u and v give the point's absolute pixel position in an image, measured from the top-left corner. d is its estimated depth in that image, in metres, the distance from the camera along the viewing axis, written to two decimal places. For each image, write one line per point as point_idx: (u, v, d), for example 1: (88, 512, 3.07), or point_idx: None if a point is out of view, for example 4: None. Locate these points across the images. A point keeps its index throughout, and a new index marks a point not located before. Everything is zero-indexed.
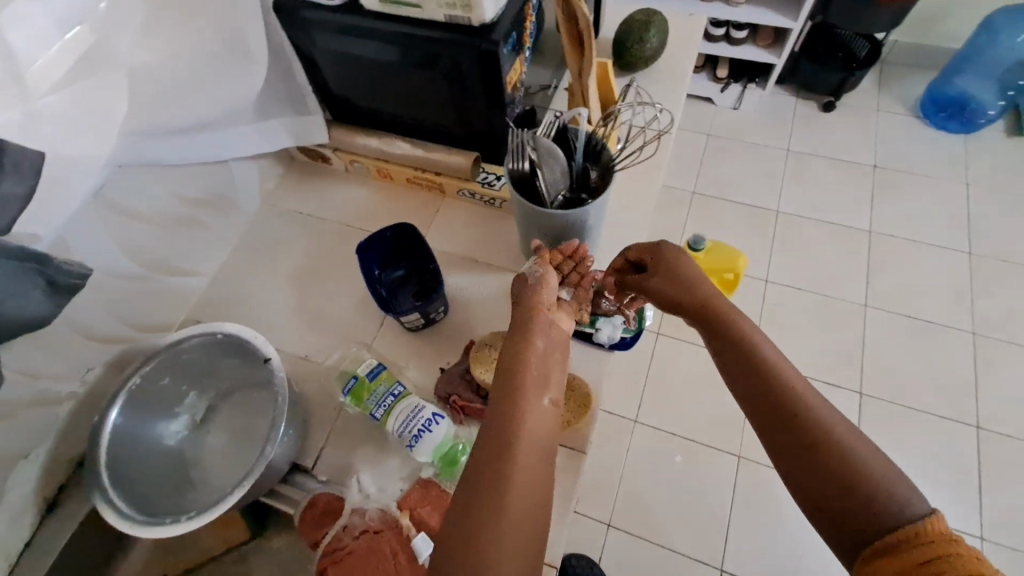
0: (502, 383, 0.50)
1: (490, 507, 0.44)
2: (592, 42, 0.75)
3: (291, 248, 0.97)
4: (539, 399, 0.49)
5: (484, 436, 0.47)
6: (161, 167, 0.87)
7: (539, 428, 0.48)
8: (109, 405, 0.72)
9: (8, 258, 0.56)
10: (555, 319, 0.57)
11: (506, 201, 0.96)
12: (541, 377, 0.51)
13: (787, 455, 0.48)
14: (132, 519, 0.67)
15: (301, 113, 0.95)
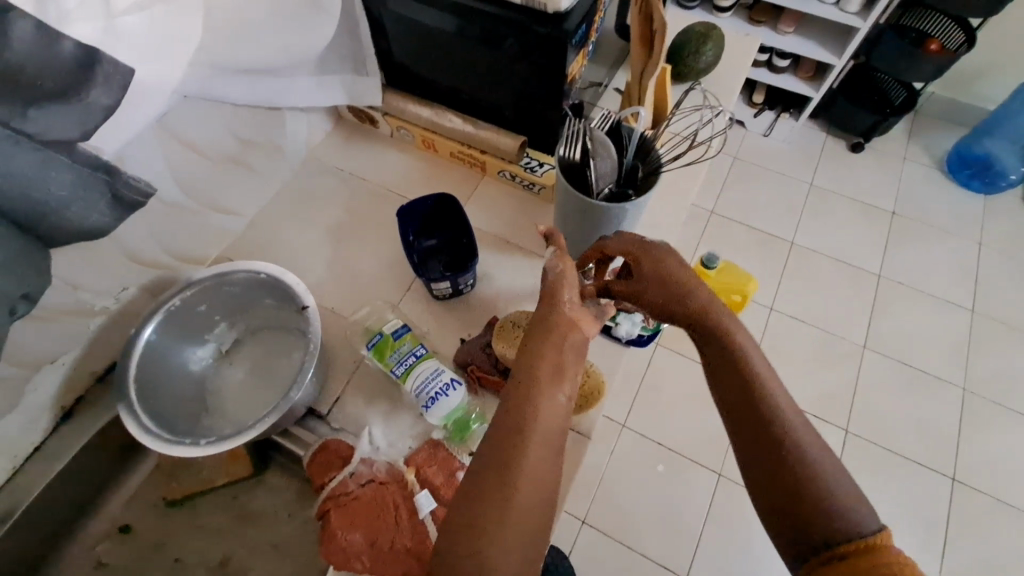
0: (518, 383, 0.53)
1: (491, 504, 0.47)
2: (660, 43, 0.78)
3: (327, 205, 1.00)
4: (552, 396, 0.52)
5: (493, 435, 0.50)
6: (216, 105, 0.85)
7: (549, 430, 0.51)
8: (145, 322, 0.75)
9: (79, 166, 0.57)
10: (578, 322, 0.59)
11: (545, 188, 0.98)
12: (555, 381, 0.54)
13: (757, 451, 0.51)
14: (153, 433, 0.69)
15: (359, 73, 0.97)
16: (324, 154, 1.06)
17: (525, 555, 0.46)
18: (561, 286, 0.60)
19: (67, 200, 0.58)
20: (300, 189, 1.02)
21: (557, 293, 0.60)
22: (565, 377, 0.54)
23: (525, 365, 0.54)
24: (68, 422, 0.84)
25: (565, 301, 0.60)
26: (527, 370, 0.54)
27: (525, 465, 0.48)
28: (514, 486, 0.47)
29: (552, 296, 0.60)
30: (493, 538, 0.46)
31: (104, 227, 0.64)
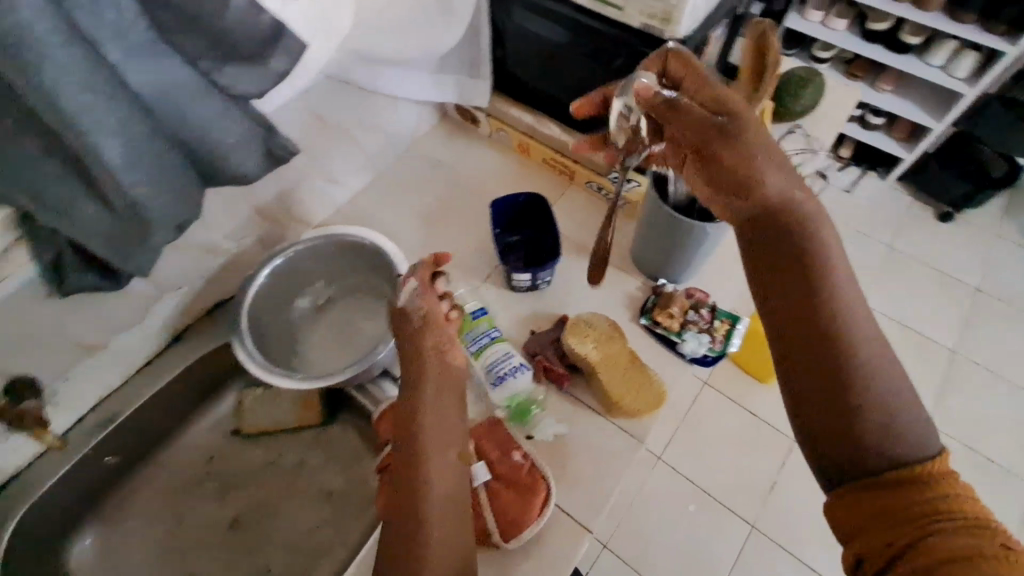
0: (397, 416, 0.57)
1: (407, 522, 0.50)
2: (773, 70, 0.79)
3: (424, 192, 1.09)
4: (444, 452, 0.54)
5: (399, 467, 0.54)
6: (353, 87, 0.94)
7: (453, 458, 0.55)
8: (262, 265, 0.84)
9: (249, 117, 0.65)
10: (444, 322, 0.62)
11: (629, 203, 1.02)
12: (401, 413, 0.57)
13: (809, 346, 0.46)
14: (256, 360, 0.78)
15: (472, 75, 1.06)
16: (427, 145, 1.15)
17: (454, 551, 0.49)
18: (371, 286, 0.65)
19: (228, 146, 0.64)
20: (396, 178, 1.11)
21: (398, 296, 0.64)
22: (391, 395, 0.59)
23: (406, 419, 0.56)
24: (177, 343, 0.93)
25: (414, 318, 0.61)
26: (409, 422, 0.56)
27: (432, 520, 0.50)
28: (425, 504, 0.51)
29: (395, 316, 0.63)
30: (421, 546, 0.49)
31: (253, 177, 0.70)
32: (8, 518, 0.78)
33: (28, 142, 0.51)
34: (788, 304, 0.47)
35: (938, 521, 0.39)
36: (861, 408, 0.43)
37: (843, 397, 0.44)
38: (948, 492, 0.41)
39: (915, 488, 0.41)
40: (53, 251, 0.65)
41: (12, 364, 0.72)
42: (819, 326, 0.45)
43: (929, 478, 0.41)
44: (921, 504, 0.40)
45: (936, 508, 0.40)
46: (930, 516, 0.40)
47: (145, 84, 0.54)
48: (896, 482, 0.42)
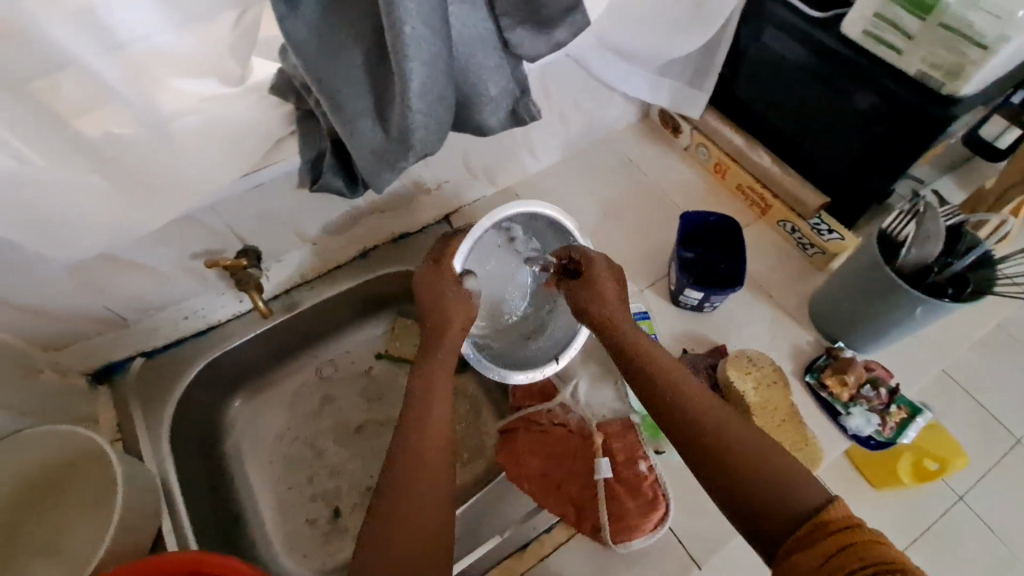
0: (416, 389, 0.67)
1: (405, 473, 0.60)
2: None
3: (609, 185, 1.10)
4: (436, 411, 0.65)
5: (406, 433, 0.63)
6: (580, 70, 0.96)
7: (443, 427, 0.65)
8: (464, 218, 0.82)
9: (513, 77, 0.70)
10: (450, 319, 0.72)
11: (823, 254, 0.96)
12: (428, 372, 0.68)
13: (717, 467, 0.57)
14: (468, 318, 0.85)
15: (692, 84, 1.02)
16: (622, 140, 1.15)
17: (428, 525, 0.59)
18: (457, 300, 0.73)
19: (489, 98, 0.69)
20: (583, 163, 1.13)
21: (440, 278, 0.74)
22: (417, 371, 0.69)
23: (412, 412, 0.65)
24: (362, 258, 1.03)
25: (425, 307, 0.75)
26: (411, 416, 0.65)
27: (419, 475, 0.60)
28: (417, 467, 0.61)
29: (430, 277, 0.76)
30: (403, 504, 0.59)
31: (491, 131, 0.74)
32: (202, 359, 0.92)
33: (353, 56, 0.59)
34: (701, 444, 0.59)
35: (853, 557, 0.43)
36: (751, 477, 0.54)
37: (725, 465, 0.56)
38: (853, 531, 0.46)
39: (818, 529, 0.48)
40: (314, 151, 0.75)
41: (249, 233, 0.85)
42: (704, 436, 0.59)
43: (835, 524, 0.47)
44: (840, 545, 0.45)
45: (854, 550, 0.43)
46: (845, 555, 0.43)
47: (456, 27, 0.60)
48: (817, 534, 0.47)
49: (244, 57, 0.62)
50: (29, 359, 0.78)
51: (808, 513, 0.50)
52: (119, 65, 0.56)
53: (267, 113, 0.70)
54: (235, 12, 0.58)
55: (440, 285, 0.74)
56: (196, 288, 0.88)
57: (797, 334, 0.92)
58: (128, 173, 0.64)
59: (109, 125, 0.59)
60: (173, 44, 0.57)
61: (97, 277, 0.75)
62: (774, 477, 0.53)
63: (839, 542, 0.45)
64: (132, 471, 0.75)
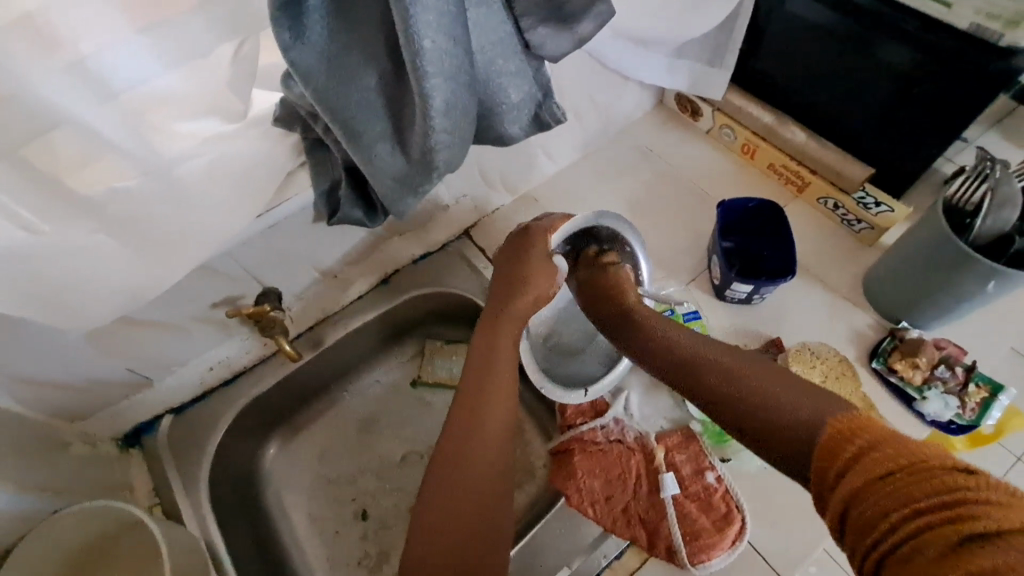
0: (471, 376, 0.65)
1: (461, 461, 0.58)
2: None
3: (632, 179, 1.05)
4: (488, 413, 0.62)
5: (462, 417, 0.61)
6: (593, 62, 0.90)
7: (500, 412, 0.62)
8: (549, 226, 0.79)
9: (534, 81, 0.65)
10: (523, 288, 0.73)
11: (872, 229, 0.90)
12: (483, 358, 0.67)
13: (745, 416, 0.51)
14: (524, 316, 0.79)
15: (712, 64, 0.95)
16: (639, 129, 1.10)
17: (471, 525, 0.55)
18: (538, 273, 0.74)
19: (512, 106, 0.63)
20: (603, 157, 1.07)
21: (528, 247, 0.76)
22: (471, 357, 0.68)
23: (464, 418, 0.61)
24: (385, 285, 0.97)
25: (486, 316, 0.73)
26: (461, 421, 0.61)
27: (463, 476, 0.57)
28: (468, 450, 0.59)
29: (517, 249, 0.77)
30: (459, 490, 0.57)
31: (514, 141, 0.69)
32: (232, 409, 0.88)
33: (367, 79, 0.54)
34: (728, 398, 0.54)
35: (884, 486, 0.37)
36: (776, 415, 0.48)
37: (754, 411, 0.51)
38: (876, 444, 0.40)
39: (859, 453, 0.40)
40: (329, 181, 0.70)
41: (268, 274, 0.80)
42: (727, 391, 0.54)
43: (854, 438, 0.41)
44: (863, 467, 0.39)
45: (880, 469, 0.38)
46: (876, 484, 0.37)
47: (475, 34, 0.55)
48: (843, 463, 0.40)
49: (246, 93, 0.58)
50: (55, 432, 0.76)
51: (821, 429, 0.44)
52: (115, 116, 0.51)
53: (275, 147, 0.66)
54: (232, 44, 0.54)
55: (523, 257, 0.76)
56: (219, 337, 0.83)
57: (854, 318, 0.87)
58: (139, 231, 0.59)
59: (110, 181, 0.54)
60: (170, 87, 0.53)
61: (117, 340, 0.71)
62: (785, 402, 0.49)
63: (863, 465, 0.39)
64: (177, 539, 0.71)
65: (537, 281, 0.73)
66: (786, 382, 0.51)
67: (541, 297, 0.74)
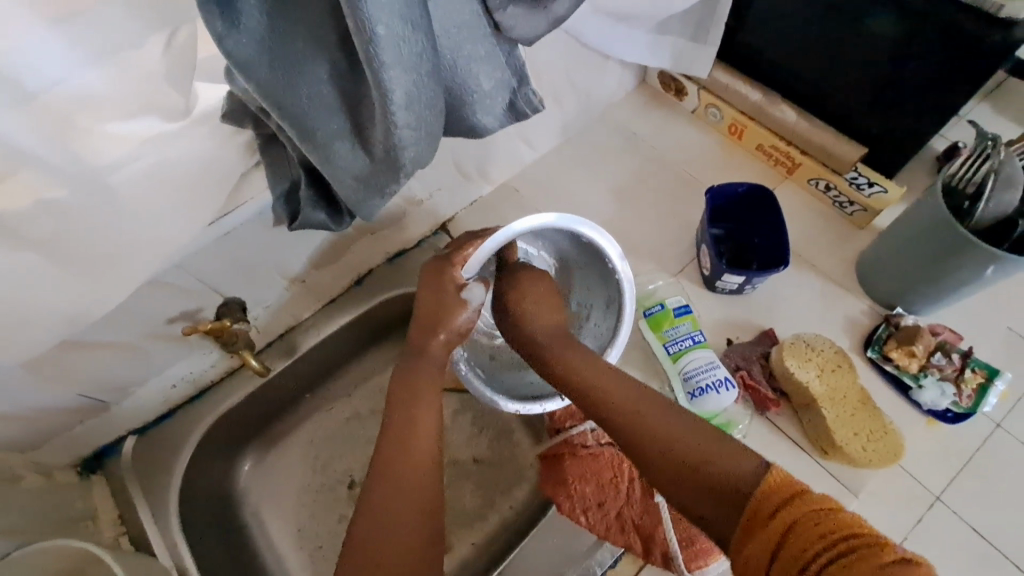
0: (393, 419, 0.60)
1: (379, 523, 0.53)
2: None
3: (616, 164, 1.00)
4: (414, 454, 0.57)
5: (378, 471, 0.56)
6: (570, 42, 0.84)
7: (420, 463, 0.57)
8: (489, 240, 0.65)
9: (507, 66, 0.59)
10: (436, 332, 0.65)
11: (865, 210, 0.87)
12: (405, 404, 0.60)
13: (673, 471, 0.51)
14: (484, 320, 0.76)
15: (697, 40, 0.90)
16: (621, 111, 1.04)
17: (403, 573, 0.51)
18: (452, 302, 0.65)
19: (483, 94, 0.57)
20: (585, 142, 1.02)
21: (442, 285, 0.66)
22: (392, 398, 0.62)
23: (381, 464, 0.57)
24: (359, 286, 0.93)
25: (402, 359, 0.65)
26: (380, 468, 0.57)
27: (390, 528, 0.53)
28: (393, 500, 0.55)
29: (430, 281, 0.67)
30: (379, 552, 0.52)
31: (488, 133, 0.63)
32: (201, 427, 0.82)
33: (317, 70, 0.48)
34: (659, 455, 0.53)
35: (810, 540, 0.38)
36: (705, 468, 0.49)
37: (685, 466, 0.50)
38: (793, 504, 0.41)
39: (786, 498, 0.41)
40: (287, 182, 0.64)
41: (228, 283, 0.74)
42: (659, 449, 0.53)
43: (782, 492, 0.42)
44: (780, 529, 0.40)
45: (796, 534, 0.39)
46: (792, 545, 0.38)
47: (437, 15, 0.49)
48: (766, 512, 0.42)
49: (182, 82, 0.51)
50: (6, 465, 0.70)
51: (745, 495, 0.45)
52: (30, 121, 0.45)
53: (226, 146, 0.58)
54: (162, 35, 0.48)
55: (437, 293, 0.66)
56: (180, 353, 0.78)
57: (849, 304, 0.84)
58: (75, 253, 0.53)
59: (36, 192, 0.48)
60: (96, 86, 0.47)
61: (62, 365, 0.65)
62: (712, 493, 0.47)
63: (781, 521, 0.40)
64: (146, 573, 0.67)
65: (446, 326, 0.65)
66: (708, 438, 0.51)
67: (454, 338, 0.65)
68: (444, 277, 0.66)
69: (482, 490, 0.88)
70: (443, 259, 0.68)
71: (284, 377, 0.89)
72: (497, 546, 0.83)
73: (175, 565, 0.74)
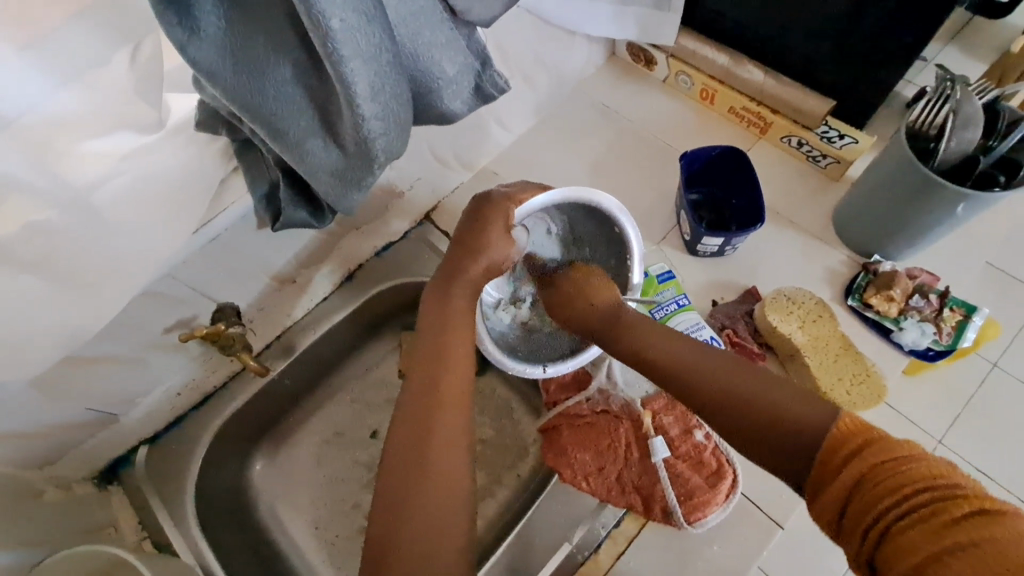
0: (415, 384, 0.58)
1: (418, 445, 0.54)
2: None
3: (592, 139, 1.01)
4: (453, 383, 0.59)
5: (410, 427, 0.55)
6: (534, 21, 0.84)
7: (448, 431, 0.56)
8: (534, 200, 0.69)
9: (469, 49, 0.60)
10: (475, 260, 0.66)
11: (838, 162, 0.88)
12: (430, 373, 0.59)
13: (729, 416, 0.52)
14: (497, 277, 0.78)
15: (660, 7, 0.90)
16: (593, 86, 1.04)
17: (445, 494, 0.53)
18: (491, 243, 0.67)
19: (448, 80, 0.58)
20: (560, 120, 1.03)
21: (483, 225, 0.67)
22: (418, 360, 0.60)
23: (421, 388, 0.58)
24: (350, 281, 0.94)
25: (439, 287, 0.66)
26: (420, 391, 0.58)
27: (433, 452, 0.54)
28: (432, 425, 0.56)
29: (469, 224, 0.68)
30: (419, 496, 0.52)
31: (459, 117, 0.64)
32: (209, 431, 0.85)
33: (281, 71, 0.49)
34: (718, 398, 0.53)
35: (878, 488, 0.39)
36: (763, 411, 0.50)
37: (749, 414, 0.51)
38: (870, 452, 0.41)
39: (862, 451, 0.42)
40: (265, 185, 0.65)
41: (220, 289, 0.76)
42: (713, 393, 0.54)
43: (850, 444, 0.43)
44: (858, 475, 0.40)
45: (873, 480, 0.40)
46: (870, 490, 0.39)
47: (391, 5, 0.50)
48: (834, 462, 0.43)
49: (156, 97, 0.53)
50: (25, 482, 0.72)
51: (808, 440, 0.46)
52: (9, 145, 0.47)
53: (204, 155, 0.60)
54: (127, 50, 0.50)
55: (480, 230, 0.67)
56: (182, 360, 0.80)
57: (829, 255, 0.86)
58: (69, 270, 0.55)
59: (23, 215, 0.50)
60: (68, 108, 0.49)
61: (68, 381, 0.67)
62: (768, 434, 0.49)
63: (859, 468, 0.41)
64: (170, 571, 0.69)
65: (486, 253, 0.66)
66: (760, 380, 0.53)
67: (492, 266, 0.67)
68: (486, 217, 0.68)
69: (488, 466, 0.91)
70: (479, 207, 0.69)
71: (286, 376, 0.91)
72: (506, 519, 0.86)
73: (198, 562, 0.77)
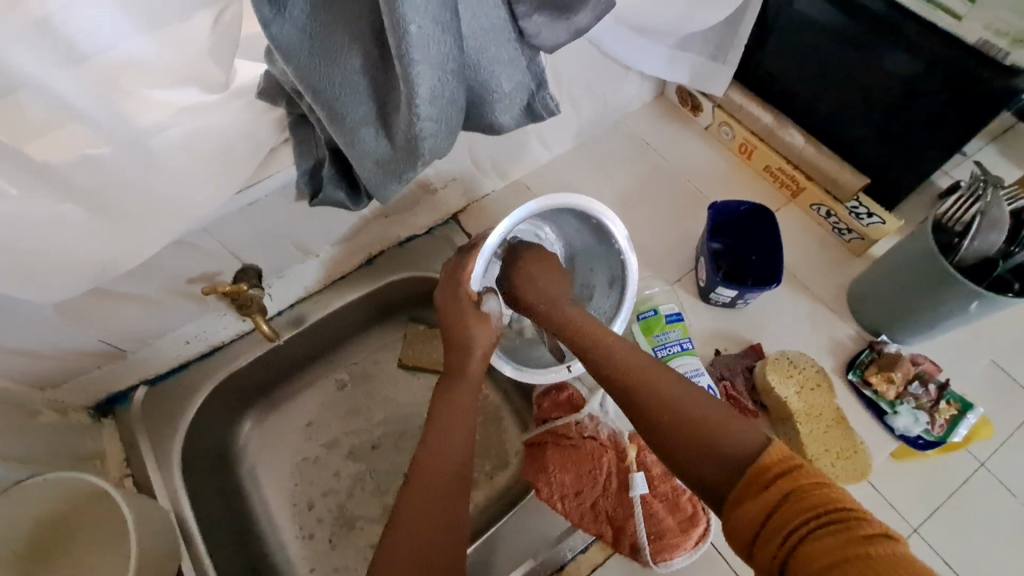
0: (436, 422, 0.64)
1: (429, 465, 0.61)
2: None
3: (626, 173, 1.03)
4: (467, 409, 0.65)
5: (430, 452, 0.61)
6: (593, 51, 0.87)
7: (459, 451, 0.62)
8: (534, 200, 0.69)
9: (528, 69, 0.62)
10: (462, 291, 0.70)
11: (862, 239, 0.90)
12: (450, 413, 0.64)
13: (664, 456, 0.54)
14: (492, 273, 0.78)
15: (715, 59, 0.92)
16: (636, 122, 1.07)
17: (446, 511, 0.59)
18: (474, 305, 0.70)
19: (504, 95, 0.61)
20: (598, 149, 1.05)
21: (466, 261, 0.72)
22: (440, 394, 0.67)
23: (441, 413, 0.65)
24: (369, 266, 0.96)
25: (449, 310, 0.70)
26: (438, 416, 0.64)
27: (438, 475, 0.60)
28: (445, 449, 0.62)
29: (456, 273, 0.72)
30: (428, 517, 0.58)
31: (505, 131, 0.67)
32: (208, 385, 0.87)
33: (350, 59, 0.52)
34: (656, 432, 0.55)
35: (796, 510, 0.42)
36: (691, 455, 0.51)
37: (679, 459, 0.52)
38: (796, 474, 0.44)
39: (784, 477, 0.45)
40: (309, 162, 0.67)
41: (247, 251, 0.78)
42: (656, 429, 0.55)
43: (775, 468, 0.45)
44: (782, 494, 0.44)
45: (794, 503, 0.43)
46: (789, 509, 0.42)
47: (465, 19, 0.52)
48: (759, 483, 0.45)
49: (226, 62, 0.55)
50: (24, 400, 0.74)
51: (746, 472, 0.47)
52: (80, 78, 0.50)
53: (258, 123, 0.63)
54: (208, 12, 0.52)
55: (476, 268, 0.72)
56: (196, 311, 0.82)
57: (837, 328, 0.87)
58: (110, 205, 0.57)
59: (79, 148, 0.52)
60: (142, 51, 0.52)
61: (88, 312, 0.70)
62: (686, 452, 0.51)
63: (780, 489, 0.44)
64: (147, 510, 0.71)
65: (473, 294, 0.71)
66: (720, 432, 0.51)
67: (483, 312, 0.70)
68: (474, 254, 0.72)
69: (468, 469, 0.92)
70: (465, 250, 0.74)
71: (291, 345, 0.93)
72: (477, 525, 0.87)
73: (173, 507, 0.79)
